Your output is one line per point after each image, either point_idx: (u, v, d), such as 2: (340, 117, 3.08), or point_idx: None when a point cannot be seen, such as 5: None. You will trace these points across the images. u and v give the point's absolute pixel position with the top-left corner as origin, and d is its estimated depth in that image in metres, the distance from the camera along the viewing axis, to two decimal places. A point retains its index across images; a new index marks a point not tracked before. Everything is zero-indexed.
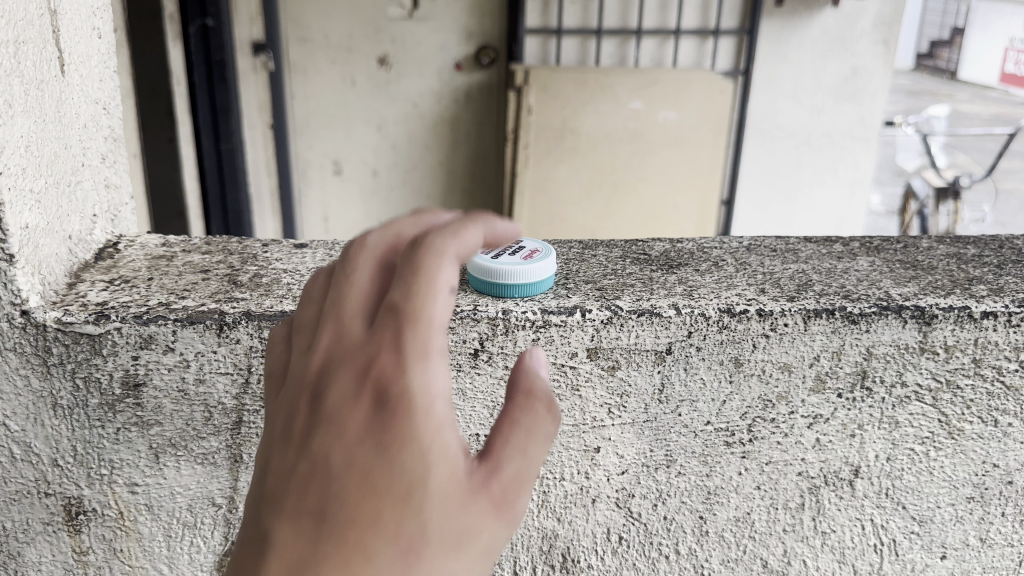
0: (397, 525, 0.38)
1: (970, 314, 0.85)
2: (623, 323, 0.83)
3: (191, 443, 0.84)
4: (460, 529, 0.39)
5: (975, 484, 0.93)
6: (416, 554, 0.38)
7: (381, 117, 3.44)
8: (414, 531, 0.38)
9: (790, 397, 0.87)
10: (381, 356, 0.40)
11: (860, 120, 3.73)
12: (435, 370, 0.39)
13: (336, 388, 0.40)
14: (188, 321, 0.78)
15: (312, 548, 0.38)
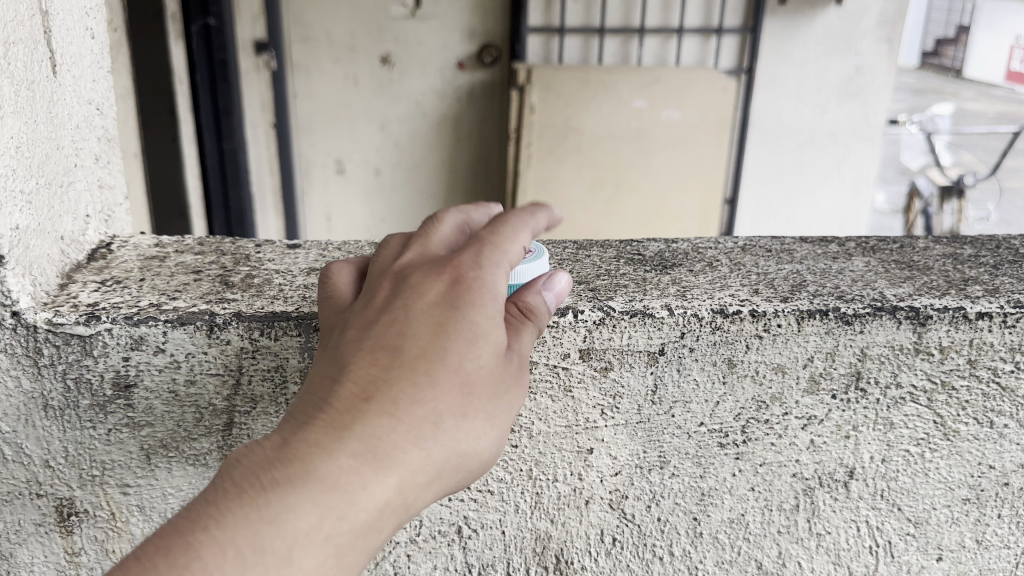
0: (459, 359, 0.56)
1: (965, 314, 0.85)
2: (616, 323, 0.82)
3: (182, 444, 0.84)
4: (501, 376, 0.58)
5: (971, 485, 0.93)
6: (468, 387, 0.56)
7: (384, 116, 3.44)
8: (471, 367, 0.57)
9: (784, 398, 0.87)
10: (458, 257, 0.61)
11: (864, 118, 3.72)
12: (498, 270, 0.61)
13: (417, 274, 0.61)
14: (178, 322, 0.78)
15: (391, 368, 0.56)
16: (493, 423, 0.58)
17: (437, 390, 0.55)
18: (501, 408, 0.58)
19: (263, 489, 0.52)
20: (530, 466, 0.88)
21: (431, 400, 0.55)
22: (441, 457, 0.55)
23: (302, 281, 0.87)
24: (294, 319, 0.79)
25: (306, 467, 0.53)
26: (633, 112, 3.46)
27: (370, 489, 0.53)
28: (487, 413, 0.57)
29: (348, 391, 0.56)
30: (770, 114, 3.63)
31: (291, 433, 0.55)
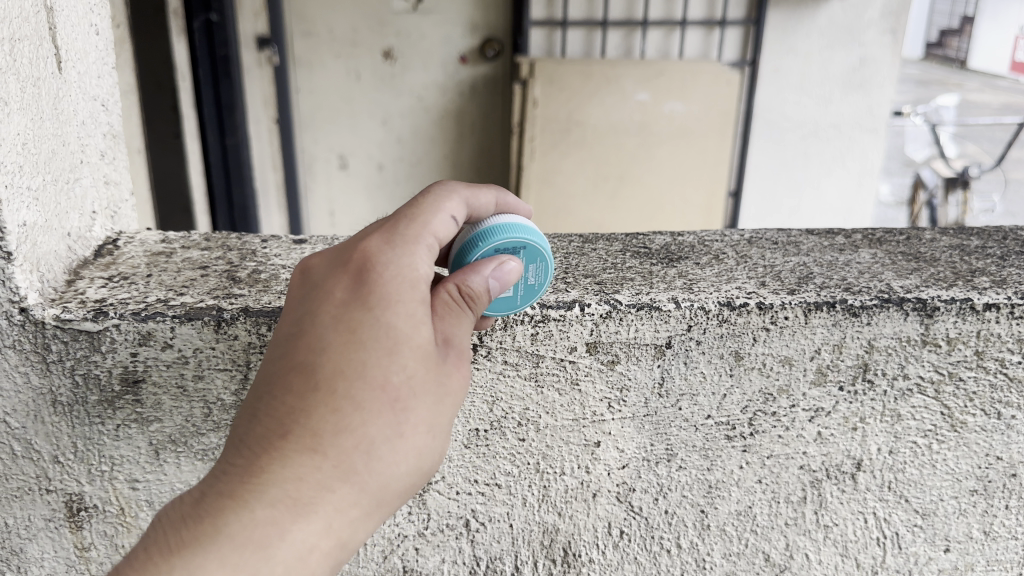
0: (381, 376, 0.57)
1: (973, 306, 0.85)
2: (622, 317, 0.82)
3: (190, 439, 0.84)
4: (439, 377, 0.59)
5: (978, 477, 0.93)
6: (398, 401, 0.56)
7: (386, 111, 3.44)
8: (397, 382, 0.57)
9: (791, 390, 0.87)
10: (368, 248, 0.62)
11: (868, 110, 3.71)
12: (409, 252, 0.63)
13: (328, 278, 0.62)
14: (186, 318, 0.78)
15: (306, 393, 0.56)
16: (435, 428, 0.58)
17: (362, 417, 0.56)
18: (441, 410, 0.59)
19: (170, 554, 0.53)
20: (537, 459, 0.89)
21: (358, 428, 0.55)
22: (382, 481, 0.57)
23: None
24: None
25: (217, 525, 0.54)
26: (636, 105, 3.45)
27: (311, 523, 0.55)
28: (426, 422, 0.58)
29: (264, 427, 0.56)
30: (774, 106, 3.62)
31: (209, 486, 0.56)
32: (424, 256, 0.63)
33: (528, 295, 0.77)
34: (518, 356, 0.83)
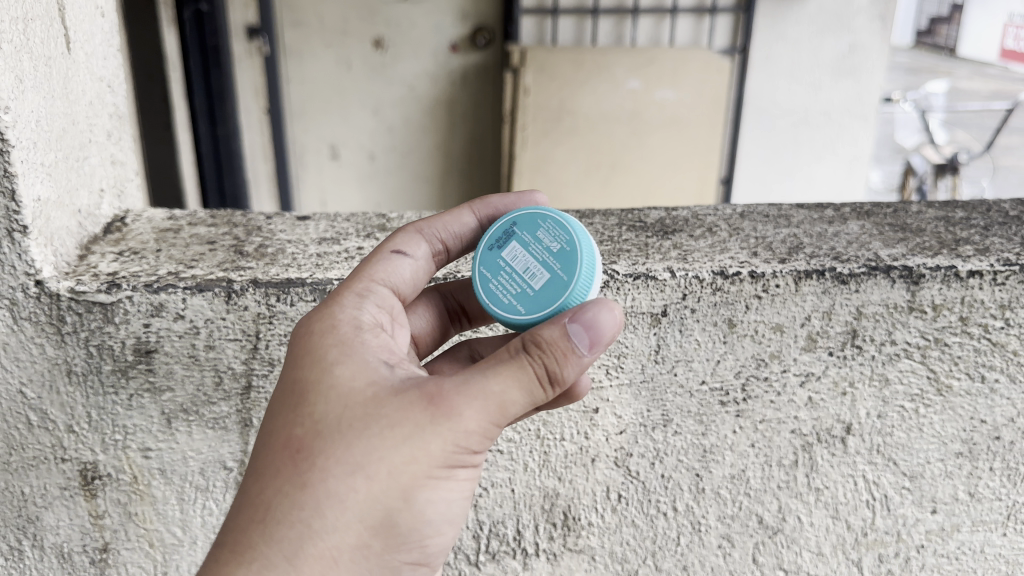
0: (285, 437, 0.59)
1: (957, 272, 0.88)
2: (619, 286, 0.86)
3: (202, 408, 0.86)
4: (368, 420, 0.58)
5: (963, 440, 0.95)
6: (296, 455, 0.58)
7: (378, 100, 3.45)
8: (296, 438, 0.59)
9: (782, 355, 0.90)
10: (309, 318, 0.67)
11: (858, 97, 3.77)
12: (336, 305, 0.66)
13: None
14: (197, 289, 0.81)
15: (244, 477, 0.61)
16: (357, 477, 0.57)
17: (268, 484, 0.58)
18: (371, 456, 0.57)
19: None
20: (538, 426, 0.91)
21: (266, 499, 0.58)
22: (289, 544, 0.56)
23: (315, 250, 0.90)
24: (309, 285, 0.82)
25: None
26: (628, 93, 3.48)
27: None
28: (342, 468, 0.57)
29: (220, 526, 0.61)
30: (765, 93, 3.66)
31: None
32: (363, 304, 0.66)
33: (568, 261, 0.74)
34: None
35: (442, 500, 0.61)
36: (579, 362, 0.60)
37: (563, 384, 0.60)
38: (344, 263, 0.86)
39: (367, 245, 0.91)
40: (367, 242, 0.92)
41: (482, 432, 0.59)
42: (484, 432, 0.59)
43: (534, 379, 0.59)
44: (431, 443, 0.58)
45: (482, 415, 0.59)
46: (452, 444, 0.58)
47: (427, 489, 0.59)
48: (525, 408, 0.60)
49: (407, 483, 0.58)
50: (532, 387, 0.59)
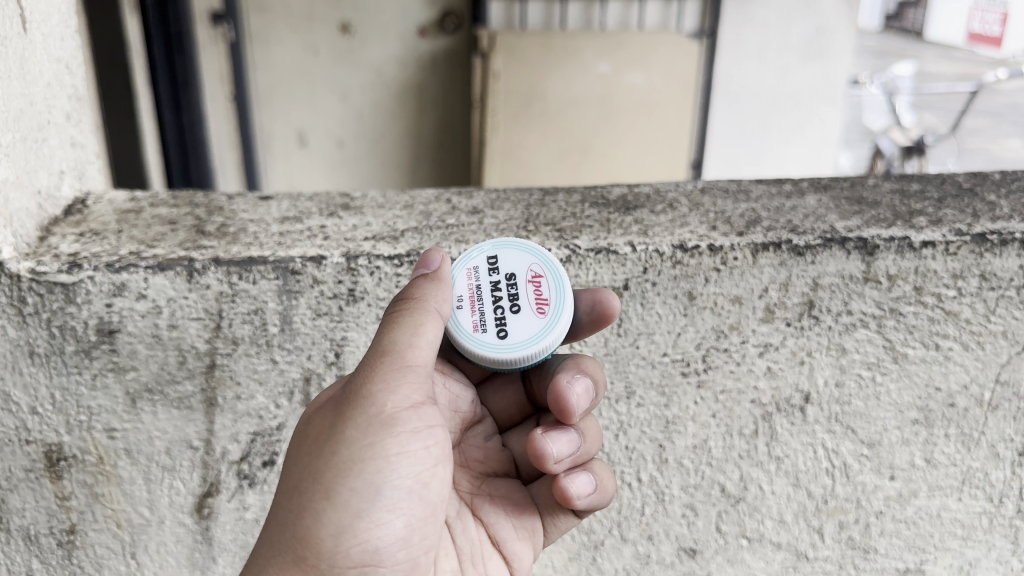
0: None
1: (911, 244, 0.90)
2: (582, 260, 0.88)
3: (166, 387, 0.86)
4: (310, 441, 0.73)
5: (919, 407, 0.97)
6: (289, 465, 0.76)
7: (345, 86, 3.43)
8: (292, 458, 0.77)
9: (741, 327, 0.92)
10: None
11: (826, 80, 3.83)
12: None
13: None
14: (159, 268, 0.81)
15: None
16: (302, 488, 0.71)
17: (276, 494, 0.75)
18: (309, 465, 0.72)
19: None
20: None
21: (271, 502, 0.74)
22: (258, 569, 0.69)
23: (277, 229, 0.90)
24: (271, 263, 0.82)
25: None
26: (598, 77, 3.49)
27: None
28: (292, 492, 0.71)
29: None
30: (734, 76, 3.69)
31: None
32: None
33: None
34: None
35: (382, 478, 0.72)
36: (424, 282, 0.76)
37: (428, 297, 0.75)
38: (307, 241, 0.86)
39: (330, 224, 0.91)
40: (330, 220, 0.92)
41: (386, 388, 0.72)
42: (387, 388, 0.72)
43: (409, 321, 0.73)
44: (348, 425, 0.72)
45: (375, 378, 0.72)
46: (363, 416, 0.72)
47: (357, 471, 0.72)
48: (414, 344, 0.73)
49: (339, 470, 0.71)
50: (411, 327, 0.73)
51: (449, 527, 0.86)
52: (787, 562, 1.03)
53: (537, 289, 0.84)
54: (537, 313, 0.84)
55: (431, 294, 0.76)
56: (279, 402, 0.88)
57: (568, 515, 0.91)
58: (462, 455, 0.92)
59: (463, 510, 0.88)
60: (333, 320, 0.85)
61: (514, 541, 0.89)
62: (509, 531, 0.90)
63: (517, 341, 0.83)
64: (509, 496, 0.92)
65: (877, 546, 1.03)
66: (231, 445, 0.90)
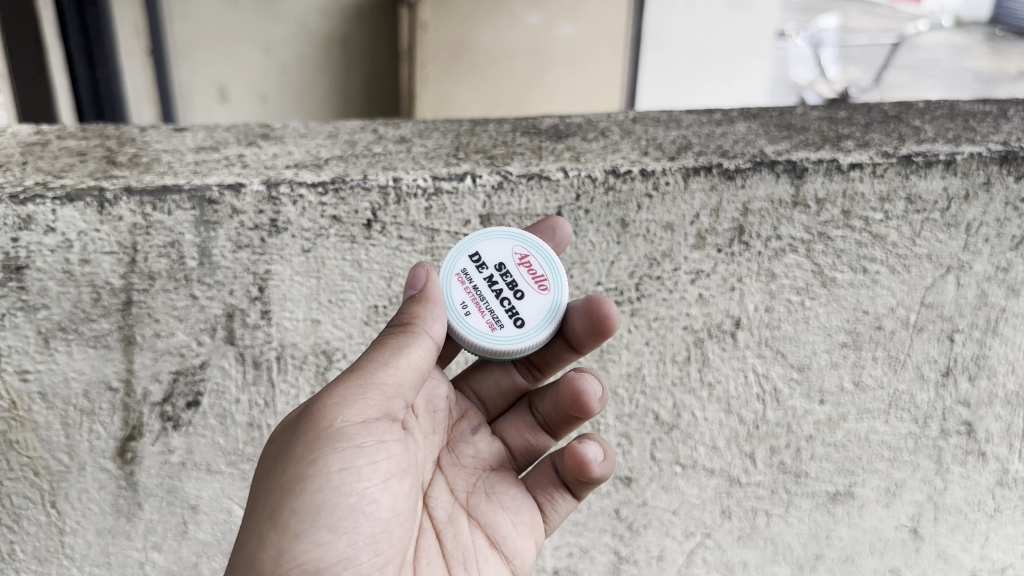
0: None
1: (839, 166, 0.91)
2: (514, 187, 0.86)
3: (81, 326, 0.82)
4: (273, 459, 0.72)
5: (848, 330, 0.98)
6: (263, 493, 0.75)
7: (268, 38, 3.33)
8: None
9: (673, 254, 0.91)
10: None
11: (752, 31, 3.93)
12: None
13: None
14: (67, 199, 0.77)
15: None
16: (256, 508, 0.70)
17: None
18: (267, 481, 0.71)
19: None
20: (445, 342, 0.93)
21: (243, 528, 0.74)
22: None
23: (192, 158, 0.86)
24: (186, 192, 0.79)
25: None
26: (528, 28, 3.45)
27: None
28: (250, 514, 0.70)
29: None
30: (663, 29, 3.68)
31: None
32: None
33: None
34: (413, 231, 0.85)
35: (328, 493, 0.70)
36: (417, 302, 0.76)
37: (418, 320, 0.75)
38: (224, 170, 0.83)
39: (248, 152, 0.88)
40: (249, 149, 0.89)
41: (342, 399, 0.71)
42: (343, 398, 0.71)
43: (389, 342, 0.73)
44: (303, 441, 0.71)
45: (335, 395, 0.72)
46: (315, 428, 0.71)
47: (304, 483, 0.70)
48: (387, 360, 0.73)
49: (288, 482, 0.70)
50: (389, 348, 0.73)
51: (437, 534, 0.84)
52: (720, 488, 1.04)
53: (529, 269, 0.85)
54: (536, 289, 0.86)
55: (419, 319, 0.75)
56: (201, 339, 0.85)
57: (566, 497, 0.90)
58: (455, 453, 0.90)
59: (455, 514, 0.86)
60: (255, 253, 0.82)
61: (514, 539, 0.87)
62: (508, 526, 0.87)
63: (534, 325, 0.85)
64: (506, 490, 0.90)
65: (807, 470, 1.05)
66: (151, 386, 0.86)
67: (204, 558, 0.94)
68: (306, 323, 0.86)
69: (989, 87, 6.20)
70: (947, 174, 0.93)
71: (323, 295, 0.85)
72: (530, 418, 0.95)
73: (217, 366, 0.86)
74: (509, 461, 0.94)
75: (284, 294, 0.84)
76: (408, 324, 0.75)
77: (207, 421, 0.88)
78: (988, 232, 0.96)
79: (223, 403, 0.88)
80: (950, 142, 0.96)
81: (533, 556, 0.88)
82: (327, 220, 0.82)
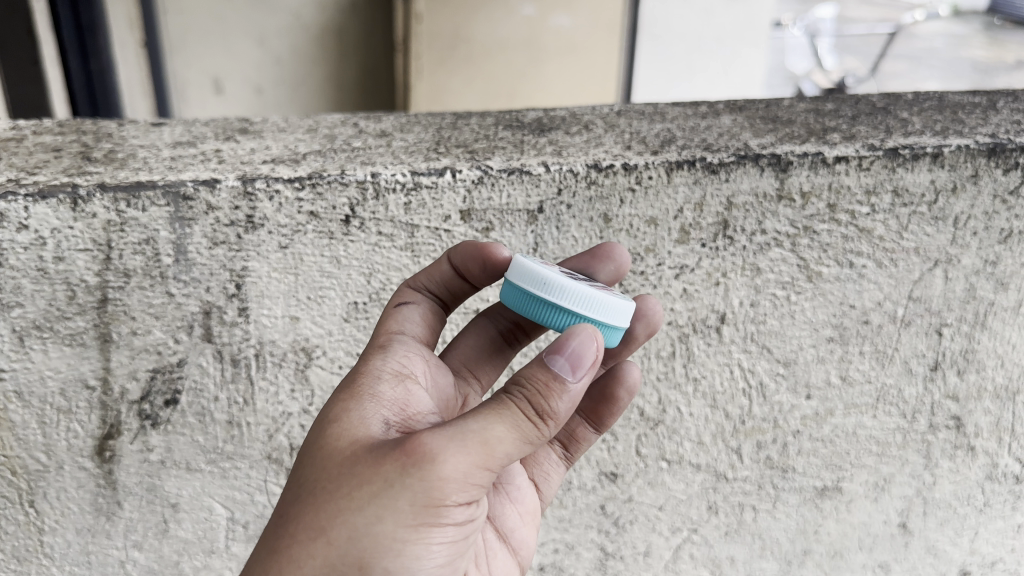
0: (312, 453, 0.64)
1: (824, 159, 0.89)
2: (494, 182, 0.84)
3: (56, 324, 0.81)
4: (345, 478, 0.61)
5: (834, 325, 0.98)
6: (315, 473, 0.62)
7: (261, 29, 3.29)
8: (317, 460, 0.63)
9: (657, 249, 0.91)
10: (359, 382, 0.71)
11: (749, 21, 3.91)
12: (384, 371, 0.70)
13: None
14: (39, 196, 0.75)
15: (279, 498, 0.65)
16: (319, 543, 0.60)
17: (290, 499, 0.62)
18: (337, 513, 0.60)
19: None
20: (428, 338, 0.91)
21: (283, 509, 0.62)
22: None
23: (168, 153, 0.85)
24: (161, 188, 0.78)
25: None
26: (522, 19, 3.44)
27: None
28: (307, 532, 0.60)
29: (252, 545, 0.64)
30: (659, 19, 3.64)
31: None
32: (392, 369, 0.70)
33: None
34: (392, 227, 0.83)
35: (409, 563, 0.62)
36: (567, 392, 0.61)
37: (556, 418, 0.62)
38: (200, 165, 0.82)
39: (225, 147, 0.87)
40: (226, 144, 0.88)
41: (458, 482, 0.60)
42: (462, 482, 0.60)
43: (523, 431, 0.61)
44: (403, 505, 0.59)
45: (454, 473, 0.59)
46: (419, 500, 0.60)
47: (388, 549, 0.60)
48: (511, 448, 0.61)
49: (371, 544, 0.60)
50: (521, 436, 0.61)
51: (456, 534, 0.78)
52: (707, 483, 1.04)
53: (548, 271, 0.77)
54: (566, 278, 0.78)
55: (563, 415, 0.62)
56: (178, 337, 0.84)
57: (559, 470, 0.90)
58: None
59: None
60: (232, 249, 0.81)
61: (518, 528, 0.85)
62: (513, 517, 0.85)
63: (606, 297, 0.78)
64: (511, 479, 0.86)
65: (794, 465, 1.04)
66: (129, 384, 0.85)
67: (185, 557, 0.95)
68: (284, 320, 0.86)
69: (986, 77, 6.18)
70: (934, 167, 0.92)
71: (301, 292, 0.85)
72: None
73: (195, 364, 0.85)
74: None
75: (261, 292, 0.84)
76: (551, 414, 0.62)
77: (186, 419, 0.87)
78: (976, 225, 0.95)
79: (202, 401, 0.87)
80: (938, 134, 0.95)
81: (536, 541, 0.87)
82: (304, 217, 0.81)
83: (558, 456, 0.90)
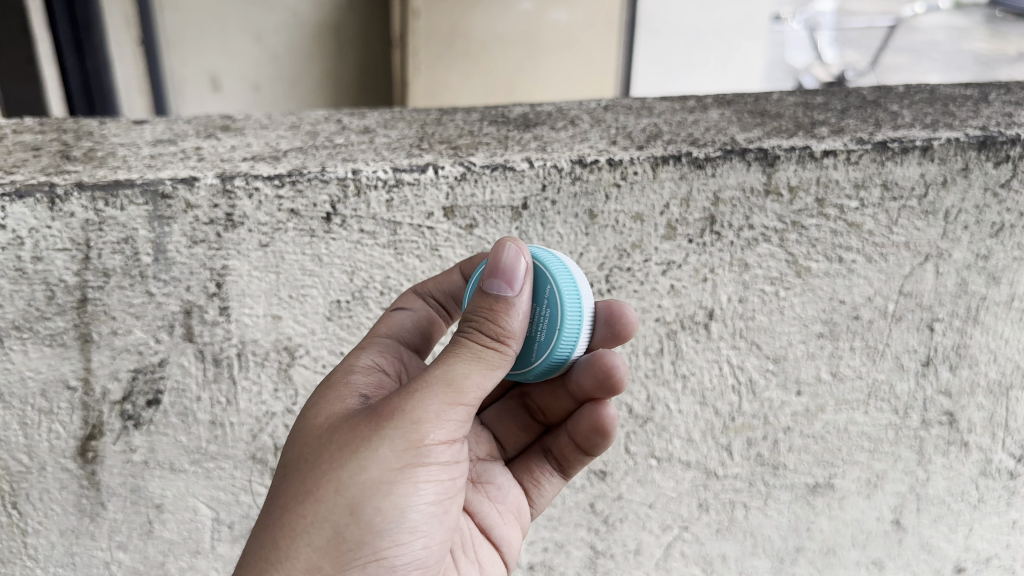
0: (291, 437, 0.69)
1: (812, 153, 0.88)
2: (477, 178, 0.83)
3: (36, 324, 0.80)
4: (326, 442, 0.65)
5: (824, 321, 0.97)
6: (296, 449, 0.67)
7: (258, 26, 3.28)
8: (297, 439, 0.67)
9: (643, 245, 0.90)
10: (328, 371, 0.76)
11: (748, 16, 3.88)
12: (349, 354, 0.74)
13: None
14: (16, 195, 0.75)
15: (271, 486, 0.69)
16: (310, 501, 0.63)
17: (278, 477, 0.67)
18: (322, 474, 0.64)
19: None
20: None
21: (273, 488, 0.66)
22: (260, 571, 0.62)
23: (148, 152, 0.84)
24: (139, 187, 0.77)
25: None
26: (520, 14, 3.43)
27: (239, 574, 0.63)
28: (297, 495, 0.64)
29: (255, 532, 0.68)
30: (656, 15, 3.58)
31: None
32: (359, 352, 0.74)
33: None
34: (374, 224, 0.83)
35: (400, 506, 0.66)
36: (513, 308, 0.67)
37: (513, 336, 0.68)
38: (179, 163, 0.81)
39: (206, 145, 0.86)
40: (207, 141, 0.87)
41: (431, 420, 0.65)
42: (434, 418, 0.65)
43: (484, 360, 0.66)
44: (383, 448, 0.64)
45: (426, 410, 0.64)
46: (399, 442, 0.64)
47: (378, 491, 0.65)
48: (478, 380, 0.66)
49: (358, 494, 0.64)
50: (483, 365, 0.66)
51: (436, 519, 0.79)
52: (697, 481, 1.03)
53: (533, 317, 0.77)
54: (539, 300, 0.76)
55: (519, 332, 0.68)
56: (159, 337, 0.83)
57: (552, 481, 0.89)
58: None
59: None
60: (212, 248, 0.80)
61: (500, 526, 0.85)
62: (495, 516, 0.85)
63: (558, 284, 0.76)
64: (492, 479, 0.87)
65: (786, 462, 1.04)
66: (110, 384, 0.84)
67: (170, 558, 0.94)
68: (266, 319, 0.85)
69: (987, 69, 6.16)
70: (923, 161, 0.91)
71: (283, 291, 0.84)
72: (519, 411, 0.93)
73: (177, 364, 0.85)
74: (497, 454, 0.92)
75: (241, 290, 0.83)
76: (507, 336, 0.68)
77: (168, 419, 0.87)
78: (967, 219, 0.94)
79: (184, 401, 0.86)
80: (928, 127, 0.94)
81: (520, 543, 0.86)
82: (284, 214, 0.80)
83: (552, 471, 0.89)
